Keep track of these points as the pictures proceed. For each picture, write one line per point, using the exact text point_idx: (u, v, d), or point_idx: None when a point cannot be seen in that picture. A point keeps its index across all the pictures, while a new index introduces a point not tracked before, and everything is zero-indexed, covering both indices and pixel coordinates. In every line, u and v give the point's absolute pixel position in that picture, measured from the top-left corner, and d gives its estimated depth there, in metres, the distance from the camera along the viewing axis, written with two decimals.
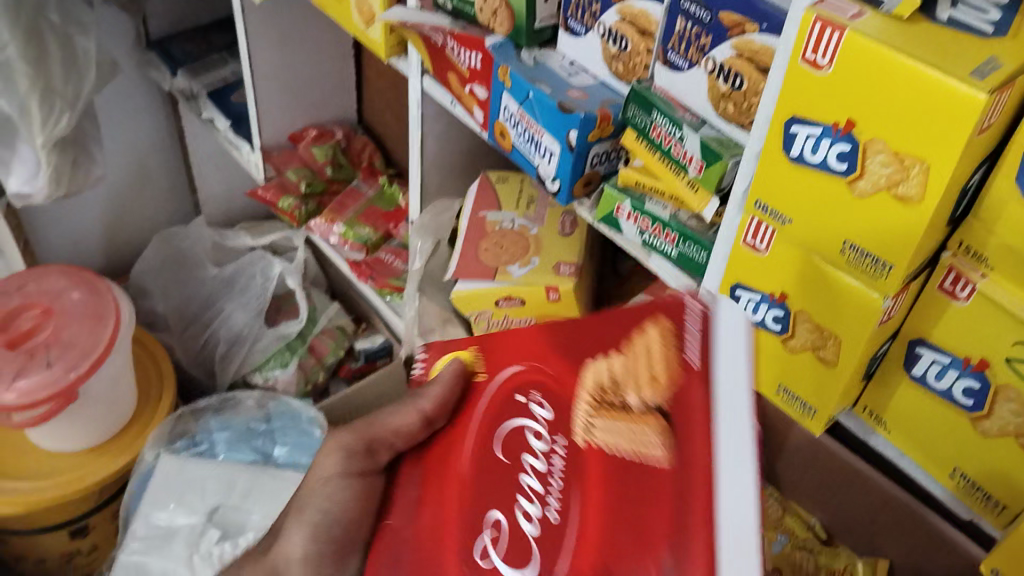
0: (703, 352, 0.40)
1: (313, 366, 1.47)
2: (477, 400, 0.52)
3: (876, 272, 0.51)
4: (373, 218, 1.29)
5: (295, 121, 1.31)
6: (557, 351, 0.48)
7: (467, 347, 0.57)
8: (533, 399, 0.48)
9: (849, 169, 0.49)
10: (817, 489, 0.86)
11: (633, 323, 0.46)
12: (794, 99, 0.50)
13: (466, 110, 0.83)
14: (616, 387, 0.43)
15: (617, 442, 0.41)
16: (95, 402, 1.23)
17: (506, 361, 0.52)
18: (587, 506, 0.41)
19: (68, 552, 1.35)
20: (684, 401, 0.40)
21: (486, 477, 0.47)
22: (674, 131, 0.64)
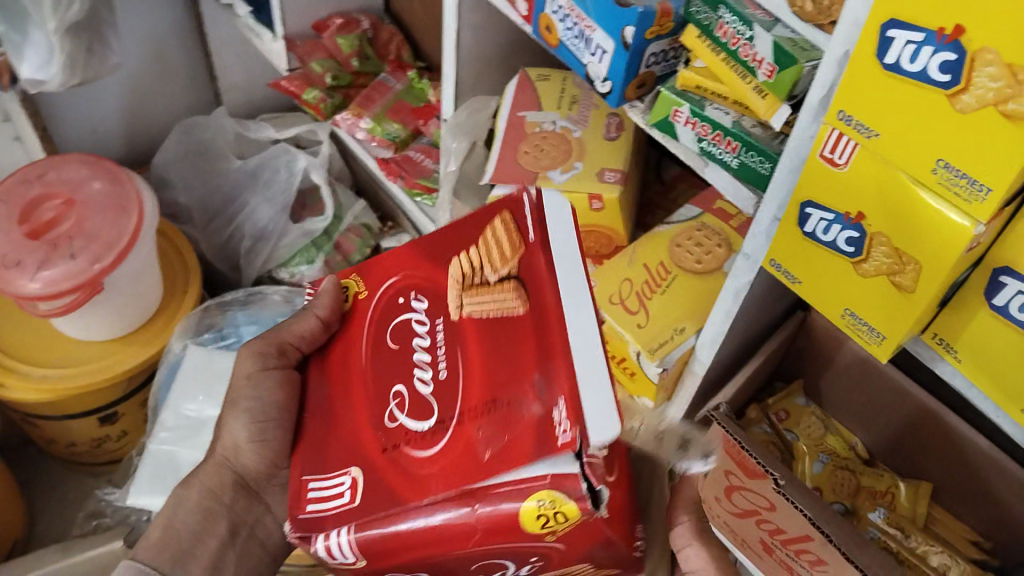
0: (537, 225, 0.50)
1: (340, 263, 1.45)
2: (364, 314, 0.61)
3: (972, 195, 0.46)
4: (403, 114, 1.23)
5: (319, 9, 1.24)
6: (420, 257, 0.57)
7: (350, 276, 0.64)
8: (412, 297, 0.56)
9: (951, 77, 0.44)
10: (864, 407, 0.85)
11: (480, 222, 0.54)
12: (894, 1, 0.45)
13: (509, 0, 0.76)
14: (473, 270, 0.52)
15: (483, 307, 0.51)
16: (121, 295, 1.21)
17: (384, 278, 0.60)
18: (469, 361, 0.50)
19: (98, 438, 1.37)
20: (529, 265, 0.49)
21: (386, 363, 0.56)
22: (743, 30, 0.59)
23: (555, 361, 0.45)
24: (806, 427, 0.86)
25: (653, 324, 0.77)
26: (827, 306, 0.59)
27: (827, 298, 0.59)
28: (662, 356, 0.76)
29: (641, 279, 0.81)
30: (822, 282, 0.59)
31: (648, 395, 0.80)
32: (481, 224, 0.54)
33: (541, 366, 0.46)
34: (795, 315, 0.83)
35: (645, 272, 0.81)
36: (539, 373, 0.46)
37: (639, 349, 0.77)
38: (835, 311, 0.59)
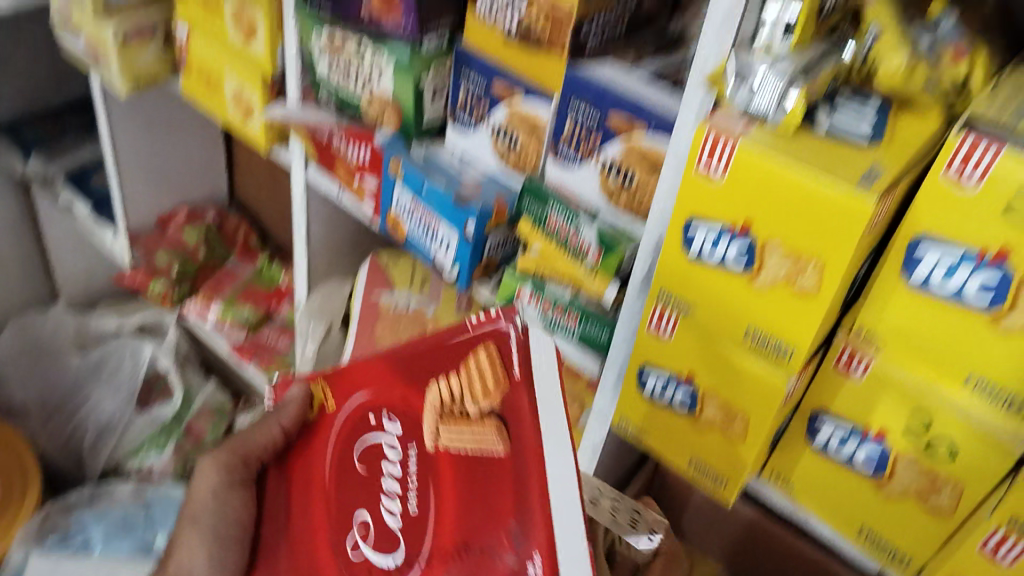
0: (523, 363, 0.47)
1: (192, 447, 1.37)
2: (328, 426, 0.52)
3: (779, 356, 0.54)
4: (253, 297, 1.25)
5: (164, 202, 1.27)
6: (398, 374, 0.50)
7: (314, 381, 0.55)
8: (384, 416, 0.50)
9: (746, 262, 0.52)
10: (718, 538, 0.92)
11: (461, 348, 0.49)
12: (691, 203, 0.53)
13: (355, 200, 0.82)
14: (452, 399, 0.47)
15: (462, 442, 0.45)
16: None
17: (352, 388, 0.52)
18: (442, 495, 0.45)
19: None
20: (513, 404, 0.46)
21: (352, 489, 0.49)
22: (570, 222, 0.67)
23: (531, 504, 0.42)
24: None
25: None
26: (675, 455, 0.66)
27: (674, 448, 0.65)
28: None
29: None
30: (671, 436, 0.65)
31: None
32: (461, 351, 0.49)
33: (517, 512, 0.42)
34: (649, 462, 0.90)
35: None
36: (516, 519, 0.42)
37: None
38: (684, 461, 0.65)
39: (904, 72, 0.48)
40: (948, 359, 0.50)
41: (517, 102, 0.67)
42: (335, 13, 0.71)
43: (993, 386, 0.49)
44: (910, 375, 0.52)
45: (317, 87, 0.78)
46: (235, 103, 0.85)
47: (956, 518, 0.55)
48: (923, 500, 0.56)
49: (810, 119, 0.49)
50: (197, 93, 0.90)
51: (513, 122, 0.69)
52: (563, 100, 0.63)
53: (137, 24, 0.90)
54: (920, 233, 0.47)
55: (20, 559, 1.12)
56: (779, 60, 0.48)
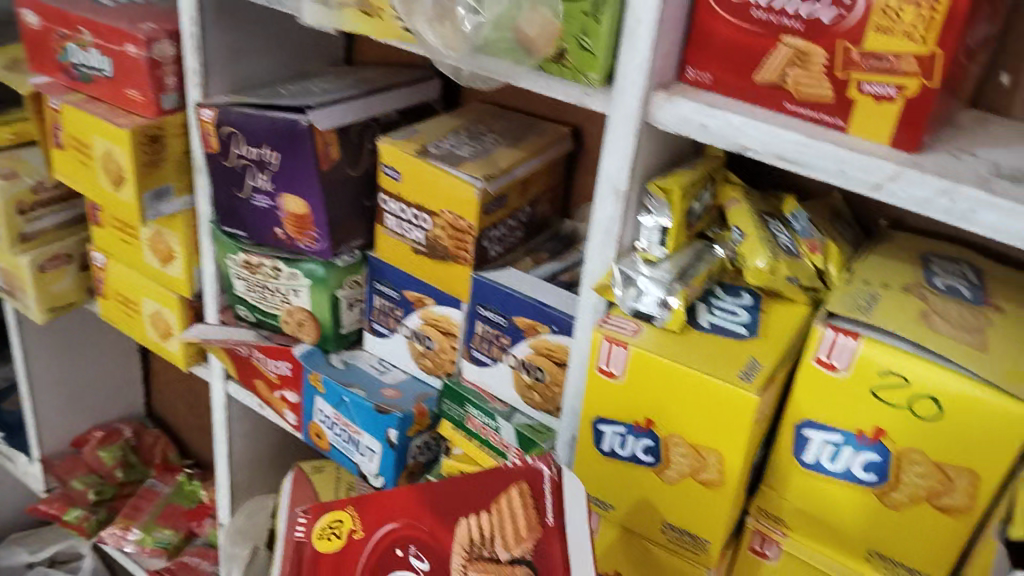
0: (557, 512, 0.46)
1: None
2: (351, 561, 0.48)
3: (697, 546, 0.55)
4: (172, 518, 1.20)
5: (79, 425, 1.24)
6: (427, 510, 0.48)
7: (341, 509, 0.50)
8: (412, 554, 0.47)
9: (654, 454, 0.54)
10: None
11: (496, 486, 0.47)
12: (596, 405, 0.55)
13: (276, 413, 0.83)
14: (484, 540, 0.45)
15: None
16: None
17: (379, 517, 0.49)
18: None
19: None
20: (545, 553, 0.44)
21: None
22: (489, 421, 0.68)
23: None
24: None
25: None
26: None
27: None
28: None
29: None
30: None
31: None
32: (495, 490, 0.47)
33: None
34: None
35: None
36: None
37: None
38: None
39: (768, 269, 0.52)
40: (850, 536, 0.52)
41: (430, 308, 0.70)
42: (252, 239, 0.74)
43: (894, 559, 0.51)
44: (818, 556, 0.54)
45: (235, 305, 0.80)
46: (154, 325, 0.87)
47: None
48: None
49: (692, 316, 0.53)
50: (114, 317, 0.91)
51: (427, 329, 0.72)
52: (471, 307, 0.66)
53: (54, 254, 0.93)
54: (805, 417, 0.50)
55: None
56: (657, 268, 0.52)
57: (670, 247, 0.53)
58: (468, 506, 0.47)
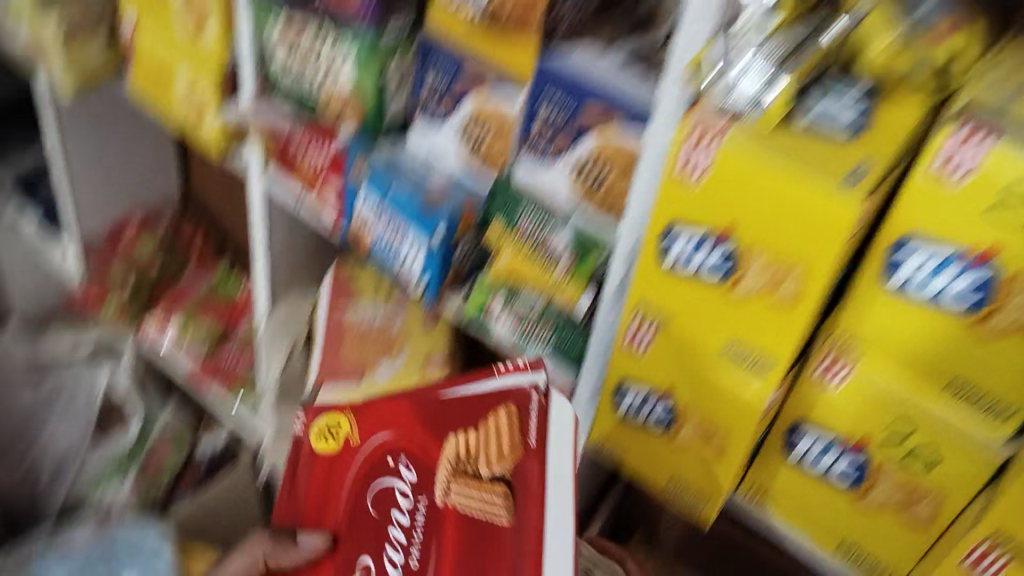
0: (539, 434, 0.47)
1: (155, 475, 1.32)
2: (349, 462, 0.56)
3: (760, 368, 0.52)
4: (212, 311, 1.20)
5: (114, 208, 1.26)
6: (419, 423, 0.52)
7: (341, 412, 0.57)
8: (401, 464, 0.53)
9: (723, 269, 0.49)
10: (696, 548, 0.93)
11: (485, 405, 0.50)
12: (671, 208, 0.50)
13: (315, 207, 0.78)
14: (469, 454, 0.48)
15: (467, 501, 0.47)
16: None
17: (375, 425, 0.54)
18: (442, 559, 0.47)
19: None
20: (522, 472, 0.46)
21: (360, 525, 0.55)
22: (542, 225, 0.64)
23: None
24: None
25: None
26: (653, 472, 0.63)
27: (652, 466, 0.63)
28: None
29: None
30: (645, 458, 0.63)
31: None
32: (485, 409, 0.50)
33: None
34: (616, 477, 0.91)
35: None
36: None
37: None
38: (661, 486, 0.63)
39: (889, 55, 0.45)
40: (931, 363, 0.48)
41: (485, 94, 0.65)
42: None
43: (976, 390, 0.48)
44: (893, 380, 0.50)
45: (273, 85, 0.75)
46: (189, 104, 0.82)
47: (935, 527, 0.54)
48: (901, 511, 0.55)
49: (793, 113, 0.47)
50: (149, 87, 0.86)
51: (483, 119, 0.65)
52: (533, 92, 0.60)
53: (78, 20, 0.88)
54: (908, 231, 0.45)
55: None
56: (764, 47, 0.46)
57: (782, 12, 0.46)
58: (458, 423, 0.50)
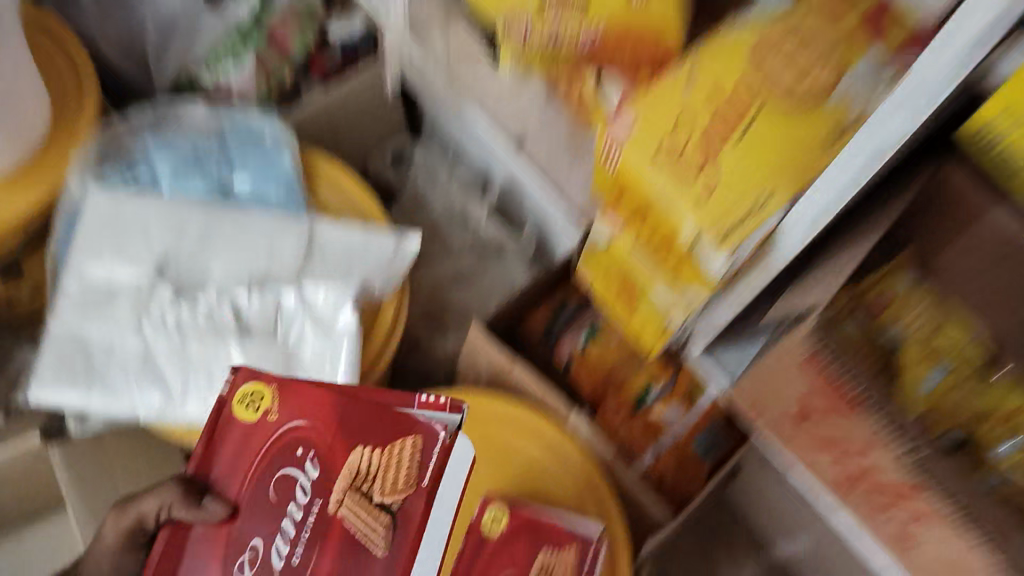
0: (433, 475, 0.56)
1: (277, 61, 1.17)
2: (263, 434, 0.61)
3: None
4: None
5: None
6: (332, 424, 0.60)
7: (266, 384, 0.62)
8: (308, 455, 0.60)
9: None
10: (972, 266, 0.69)
11: (390, 423, 0.58)
12: None
13: None
14: (367, 473, 0.57)
15: (355, 523, 0.57)
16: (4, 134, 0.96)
17: (298, 412, 0.61)
18: (322, 560, 0.58)
19: None
20: (407, 509, 0.56)
21: (260, 509, 0.60)
22: None
23: None
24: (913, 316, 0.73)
25: (717, 209, 0.61)
26: None
27: None
28: (747, 235, 0.61)
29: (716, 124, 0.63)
30: None
31: (699, 291, 0.68)
32: (395, 432, 0.58)
33: None
34: (930, 167, 0.68)
35: (705, 109, 0.64)
36: None
37: (705, 230, 0.62)
38: None
39: None
40: None
41: None
42: None
43: None
44: None
45: None
46: None
47: None
48: None
49: None
50: None
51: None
52: None
53: None
54: None
55: (80, 186, 1.06)
56: None
57: None
58: (368, 438, 0.58)
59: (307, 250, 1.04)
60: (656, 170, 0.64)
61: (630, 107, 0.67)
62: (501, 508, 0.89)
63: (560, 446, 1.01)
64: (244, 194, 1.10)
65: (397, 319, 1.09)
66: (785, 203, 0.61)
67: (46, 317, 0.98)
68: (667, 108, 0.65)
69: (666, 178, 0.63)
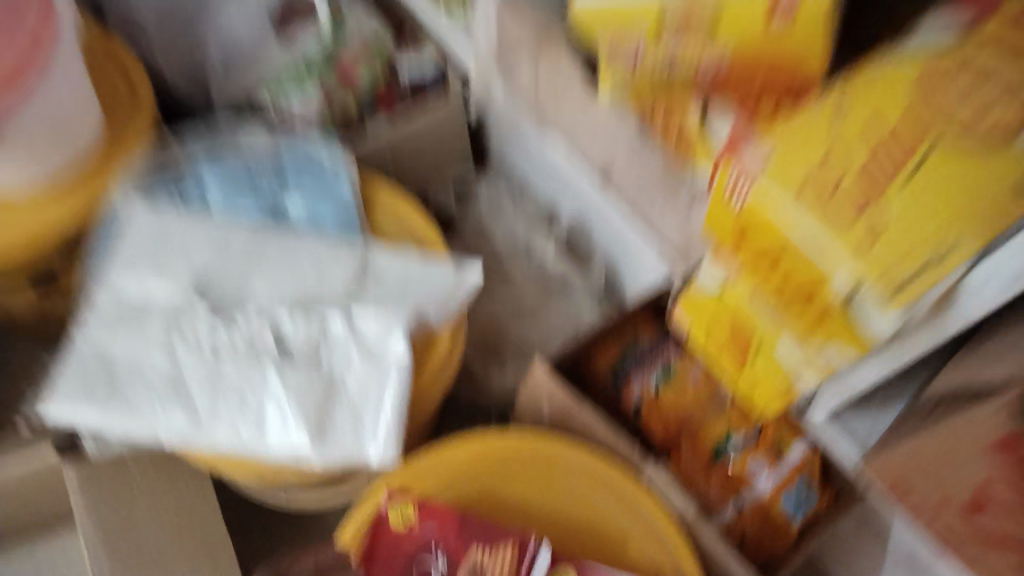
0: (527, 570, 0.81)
1: (343, 94, 1.11)
2: (406, 535, 0.83)
3: None
4: None
5: None
6: (456, 530, 0.83)
7: (407, 501, 0.84)
8: (437, 551, 0.82)
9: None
10: None
11: (495, 534, 0.82)
12: None
13: None
14: (481, 565, 0.81)
15: None
16: (28, 137, 0.88)
17: (430, 520, 0.83)
18: None
19: (43, 314, 1.11)
20: None
21: None
22: None
23: None
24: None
25: (884, 253, 0.60)
26: None
27: None
28: None
29: None
30: None
31: (845, 353, 0.68)
32: (499, 539, 0.82)
33: None
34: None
35: (860, 136, 0.64)
36: None
37: None
38: None
39: None
40: None
41: None
42: None
43: None
44: None
45: None
46: None
47: None
48: None
49: None
50: None
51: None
52: None
53: None
54: None
55: (124, 202, 1.00)
56: None
57: None
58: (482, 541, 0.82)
59: (359, 276, 0.96)
60: (803, 212, 0.62)
61: (766, 141, 0.67)
62: (564, 563, 0.83)
63: (634, 498, 0.90)
64: (299, 220, 1.01)
65: (453, 352, 0.99)
66: (975, 249, 0.59)
67: (72, 332, 0.93)
68: (809, 144, 0.64)
69: (819, 229, 0.62)
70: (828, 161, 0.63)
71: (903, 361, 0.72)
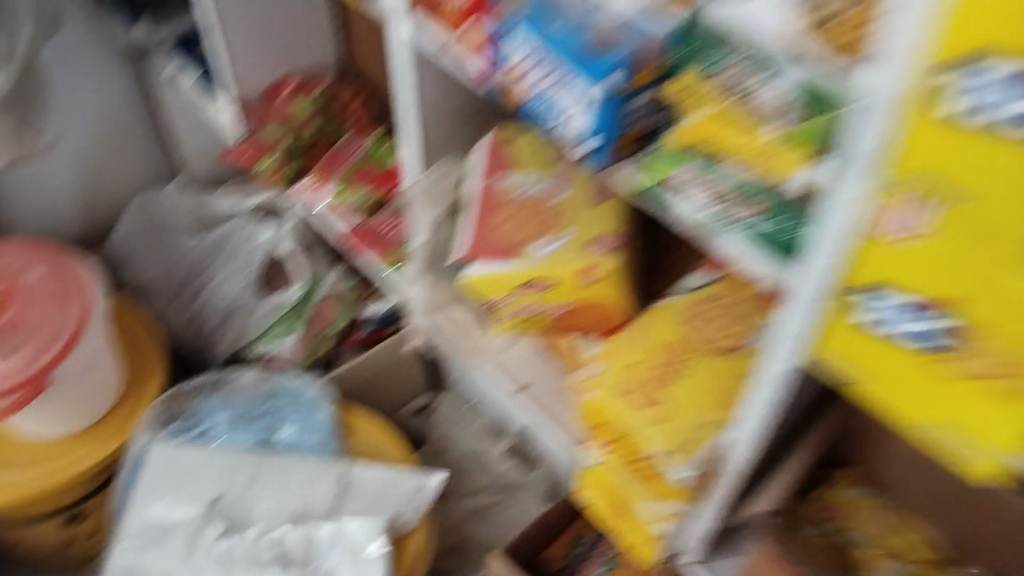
0: None
1: (317, 336, 1.21)
2: None
3: None
4: (368, 179, 1.10)
5: (273, 70, 1.15)
6: None
7: None
8: None
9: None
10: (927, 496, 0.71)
11: None
12: (976, 43, 0.33)
13: (464, 57, 0.71)
14: None
15: None
16: (56, 394, 1.01)
17: None
18: None
19: (68, 538, 1.15)
20: None
21: None
22: (713, 66, 0.53)
23: None
24: (868, 522, 0.71)
25: (676, 424, 0.65)
26: (911, 411, 0.46)
27: (909, 405, 0.46)
28: (690, 455, 0.65)
29: (658, 363, 0.68)
30: (894, 385, 0.46)
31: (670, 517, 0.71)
32: None
33: None
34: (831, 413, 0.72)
35: (657, 350, 0.69)
36: None
37: (664, 448, 0.65)
38: (921, 420, 0.46)
39: None
40: None
41: None
42: None
43: None
44: None
45: None
46: None
47: None
48: None
49: None
50: None
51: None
52: None
53: None
54: None
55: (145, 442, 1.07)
56: None
57: None
58: None
59: (340, 491, 1.00)
60: (640, 415, 0.67)
61: (599, 360, 0.72)
62: None
63: None
64: (288, 442, 1.08)
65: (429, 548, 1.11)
66: (724, 419, 0.65)
67: (106, 553, 0.96)
68: (630, 354, 0.70)
69: (652, 425, 0.66)
70: (646, 352, 0.69)
71: (722, 508, 0.71)
